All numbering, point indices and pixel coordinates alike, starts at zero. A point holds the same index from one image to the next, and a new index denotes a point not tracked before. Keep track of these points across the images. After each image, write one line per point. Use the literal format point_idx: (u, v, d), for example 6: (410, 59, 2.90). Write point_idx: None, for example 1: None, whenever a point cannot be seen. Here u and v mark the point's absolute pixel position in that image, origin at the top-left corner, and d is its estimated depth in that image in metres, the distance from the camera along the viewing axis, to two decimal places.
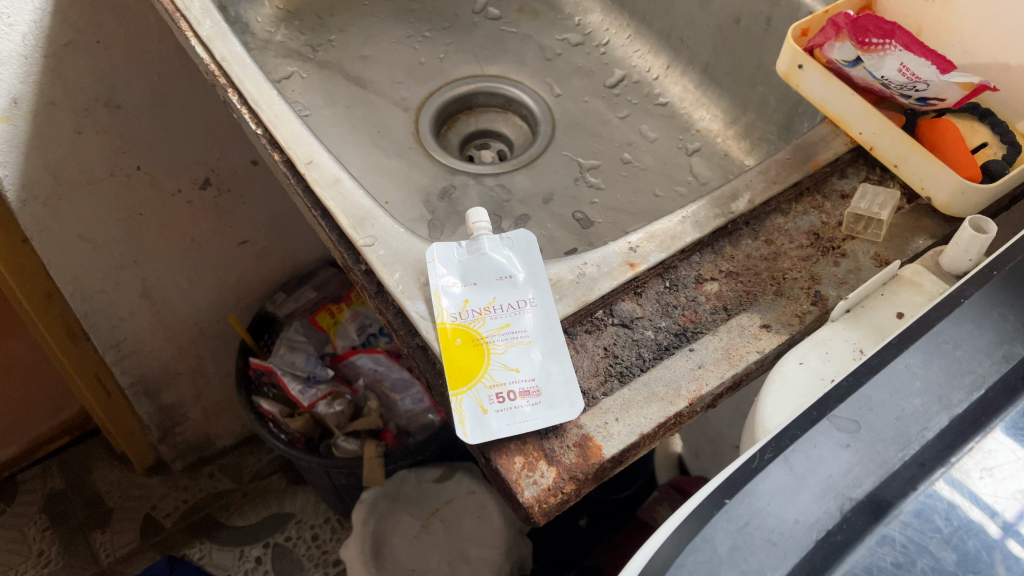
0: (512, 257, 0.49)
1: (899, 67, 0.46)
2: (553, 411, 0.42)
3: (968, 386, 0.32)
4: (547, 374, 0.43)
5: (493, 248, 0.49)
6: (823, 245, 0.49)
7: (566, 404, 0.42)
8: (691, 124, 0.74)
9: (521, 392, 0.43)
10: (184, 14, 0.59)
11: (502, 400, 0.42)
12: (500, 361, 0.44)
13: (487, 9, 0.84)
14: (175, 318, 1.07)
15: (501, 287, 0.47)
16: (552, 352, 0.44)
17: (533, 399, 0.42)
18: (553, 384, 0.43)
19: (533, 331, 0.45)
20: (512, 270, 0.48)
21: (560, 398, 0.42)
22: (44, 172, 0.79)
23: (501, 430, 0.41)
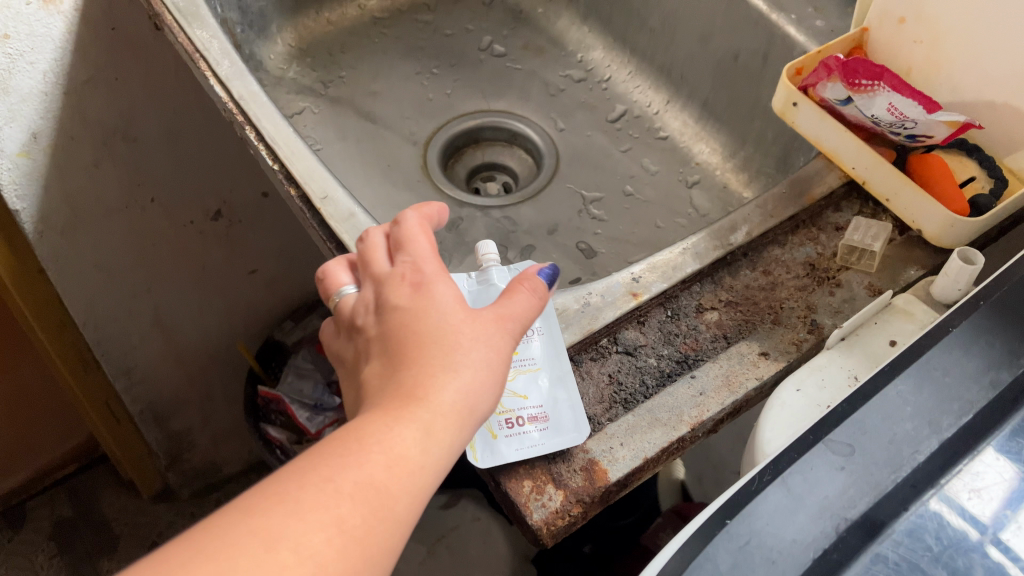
0: None
1: (888, 106, 0.48)
2: (560, 436, 0.43)
3: (956, 412, 0.33)
4: (554, 401, 0.45)
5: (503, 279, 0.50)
6: (818, 275, 0.50)
7: (573, 429, 0.43)
8: (691, 157, 0.76)
9: (529, 418, 0.44)
10: (203, 55, 0.61)
11: (511, 425, 0.44)
12: (509, 387, 0.46)
13: (492, 46, 0.87)
14: (185, 346, 1.08)
15: None
16: (559, 379, 0.46)
17: (540, 424, 0.44)
18: (560, 411, 0.45)
19: (541, 359, 0.47)
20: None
21: (568, 424, 0.44)
22: (62, 204, 0.81)
23: (510, 454, 0.43)
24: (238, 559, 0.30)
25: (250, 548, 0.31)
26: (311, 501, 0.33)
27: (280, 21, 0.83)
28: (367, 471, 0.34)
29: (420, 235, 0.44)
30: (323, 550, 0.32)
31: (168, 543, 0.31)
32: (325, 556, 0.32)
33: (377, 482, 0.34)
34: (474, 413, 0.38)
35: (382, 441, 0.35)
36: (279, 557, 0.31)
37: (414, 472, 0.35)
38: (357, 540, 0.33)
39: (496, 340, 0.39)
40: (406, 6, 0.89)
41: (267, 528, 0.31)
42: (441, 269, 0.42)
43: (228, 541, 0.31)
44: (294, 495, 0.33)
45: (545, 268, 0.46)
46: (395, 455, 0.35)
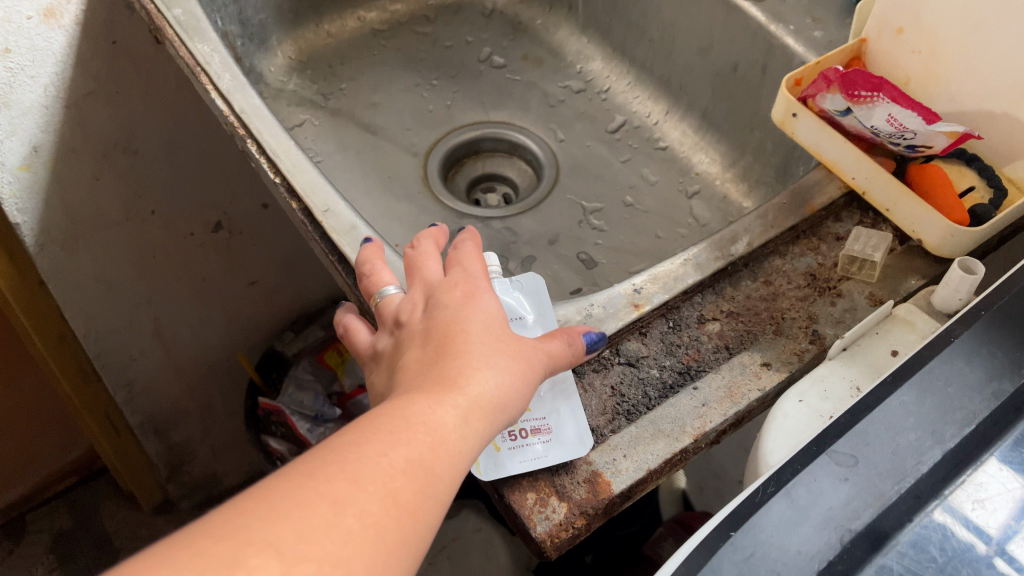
0: (523, 299, 0.50)
1: (887, 117, 0.48)
2: (564, 449, 0.43)
3: (959, 422, 0.33)
4: (555, 413, 0.45)
5: (505, 291, 0.50)
6: (819, 285, 0.51)
7: (576, 441, 0.44)
8: (690, 168, 0.76)
9: (532, 430, 0.44)
10: (204, 68, 0.61)
11: (514, 437, 0.44)
12: None
13: (492, 58, 0.87)
14: (185, 357, 1.08)
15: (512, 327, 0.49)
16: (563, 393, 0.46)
17: (543, 436, 0.44)
18: (563, 423, 0.44)
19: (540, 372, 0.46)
20: (523, 311, 0.49)
21: (571, 435, 0.44)
22: (63, 216, 0.81)
23: (514, 467, 0.43)
24: (305, 519, 0.31)
25: (317, 510, 0.31)
26: (370, 471, 0.34)
27: (280, 33, 0.83)
28: (417, 446, 0.35)
29: (472, 255, 0.46)
30: (382, 518, 0.32)
31: (232, 504, 0.32)
32: (381, 523, 0.32)
33: (425, 459, 0.35)
34: (507, 412, 0.40)
35: (429, 421, 0.36)
36: (342, 521, 0.31)
37: (456, 455, 0.37)
38: (409, 511, 0.33)
39: (530, 351, 0.42)
40: (406, 17, 0.89)
41: (333, 492, 0.32)
42: (485, 284, 0.44)
43: (295, 502, 0.31)
44: (353, 464, 0.34)
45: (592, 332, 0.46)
46: (440, 436, 0.36)
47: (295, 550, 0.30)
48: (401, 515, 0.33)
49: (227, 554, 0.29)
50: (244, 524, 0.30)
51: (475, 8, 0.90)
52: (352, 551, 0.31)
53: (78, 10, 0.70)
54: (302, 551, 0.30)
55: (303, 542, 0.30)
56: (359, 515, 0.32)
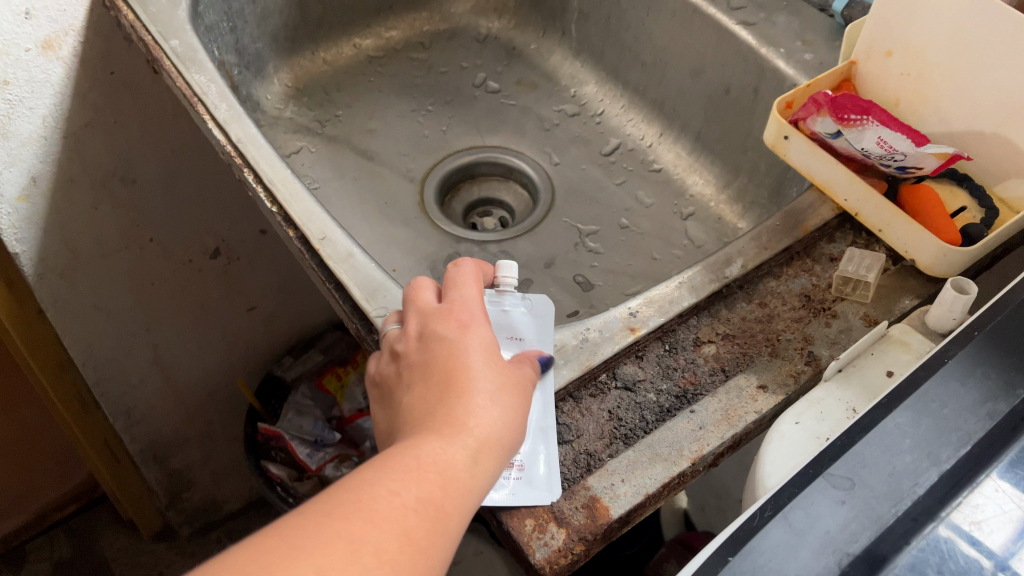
0: (528, 321, 0.50)
1: (877, 140, 0.49)
2: (531, 492, 0.43)
3: (955, 443, 0.33)
4: (533, 452, 0.44)
5: (514, 308, 0.50)
6: (814, 306, 0.51)
7: (545, 486, 0.43)
8: (685, 190, 0.77)
9: (505, 464, 0.44)
10: (202, 98, 0.62)
11: None
12: None
13: (487, 83, 0.88)
14: (184, 383, 1.09)
15: (508, 348, 0.49)
16: (542, 432, 0.45)
17: (514, 474, 0.43)
18: (536, 463, 0.44)
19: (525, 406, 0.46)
20: (522, 333, 0.49)
21: (540, 479, 0.43)
22: (61, 245, 0.81)
23: (480, 501, 0.42)
24: (325, 560, 0.33)
25: (336, 551, 0.33)
26: (384, 513, 0.35)
27: (277, 61, 0.84)
28: (428, 487, 0.37)
29: (469, 280, 0.47)
30: (396, 557, 0.34)
31: (257, 540, 0.34)
32: (396, 562, 0.34)
33: (436, 498, 0.37)
34: (509, 446, 0.41)
35: (438, 461, 0.38)
36: (359, 561, 0.33)
37: (465, 494, 0.38)
38: (421, 550, 0.35)
39: (526, 388, 0.43)
40: (401, 44, 0.90)
41: (350, 534, 0.34)
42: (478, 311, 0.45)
43: (314, 544, 0.33)
44: (368, 508, 0.35)
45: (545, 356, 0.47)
46: (449, 474, 0.38)
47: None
48: (415, 554, 0.35)
49: None
50: (269, 562, 0.32)
51: (470, 34, 0.92)
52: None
53: (76, 41, 0.70)
54: None
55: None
56: (376, 554, 0.34)
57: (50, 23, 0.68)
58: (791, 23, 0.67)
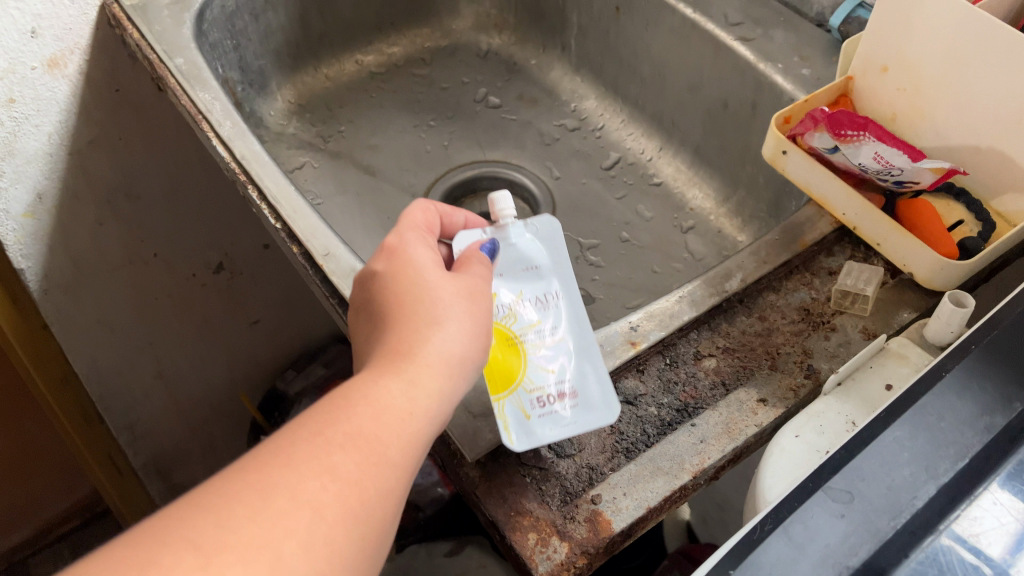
0: (536, 245, 0.49)
1: (874, 155, 0.49)
2: (591, 415, 0.46)
3: (952, 456, 0.33)
4: (581, 373, 0.47)
5: (518, 235, 0.49)
6: (813, 320, 0.51)
7: (603, 407, 0.46)
8: (685, 203, 0.78)
9: (559, 395, 0.46)
10: (206, 116, 0.63)
11: (543, 404, 0.46)
12: (535, 361, 0.47)
13: (488, 98, 0.89)
14: (187, 397, 1.09)
15: (528, 279, 0.49)
16: (582, 352, 0.47)
17: (568, 401, 0.46)
18: (588, 387, 0.47)
19: (563, 332, 0.48)
20: (538, 259, 0.49)
21: (597, 401, 0.46)
22: (66, 261, 0.82)
23: (545, 437, 0.45)
24: (230, 510, 0.30)
25: (247, 499, 0.31)
26: (305, 452, 0.33)
27: (280, 78, 0.85)
28: (357, 420, 0.35)
29: (416, 211, 0.48)
30: (320, 493, 0.32)
31: (165, 509, 0.31)
32: (321, 500, 0.32)
33: (368, 431, 0.35)
34: (458, 369, 0.40)
35: (369, 393, 0.37)
36: (272, 505, 0.31)
37: (405, 423, 0.37)
38: (353, 483, 0.33)
39: (470, 311, 0.42)
40: (403, 60, 0.91)
41: (264, 479, 0.32)
42: (419, 235, 0.46)
43: (223, 496, 0.31)
44: (285, 450, 0.33)
45: (491, 241, 0.48)
46: (381, 405, 0.36)
47: (217, 542, 0.29)
48: (344, 488, 0.33)
49: (141, 552, 0.28)
50: (166, 525, 0.30)
51: (471, 50, 0.93)
52: (288, 530, 0.31)
53: (81, 60, 0.71)
54: (225, 536, 0.29)
55: (228, 531, 0.30)
56: (293, 494, 0.31)
57: (55, 42, 0.69)
58: (788, 38, 0.68)
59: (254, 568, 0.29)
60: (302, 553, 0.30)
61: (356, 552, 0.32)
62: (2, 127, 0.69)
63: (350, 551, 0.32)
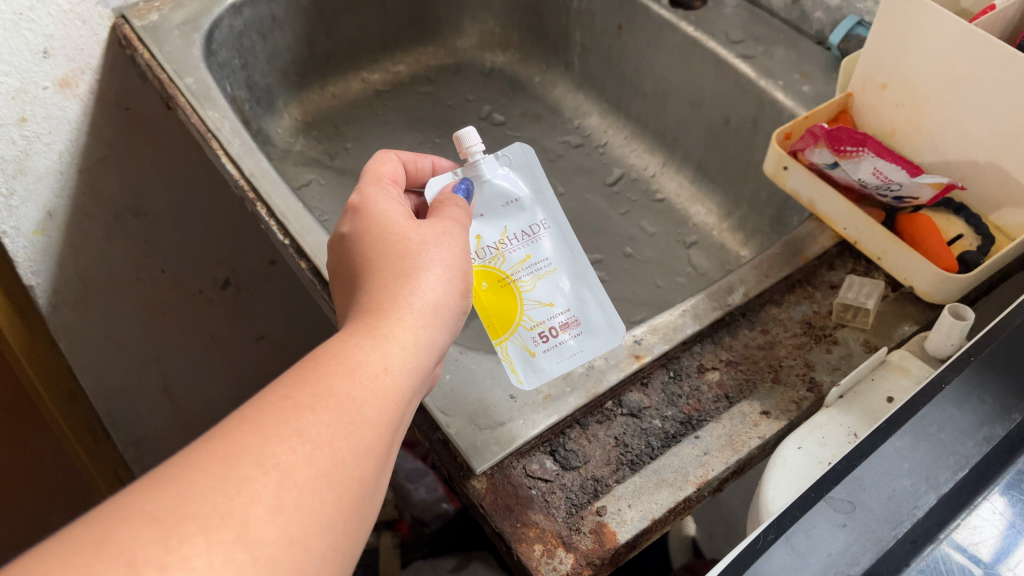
0: (512, 178, 0.50)
1: (873, 171, 0.50)
2: (596, 341, 0.50)
3: (952, 467, 0.34)
4: (581, 299, 0.50)
5: (492, 171, 0.50)
6: (815, 333, 0.52)
7: (608, 331, 0.50)
8: (688, 218, 0.78)
9: (561, 326, 0.49)
10: (215, 134, 0.64)
11: (546, 338, 0.49)
12: (533, 297, 0.49)
13: (492, 115, 0.90)
14: (193, 413, 1.10)
15: (510, 213, 0.50)
16: (579, 277, 0.50)
17: (572, 330, 0.49)
18: (589, 313, 0.50)
19: (555, 259, 0.50)
20: (517, 191, 0.50)
21: (600, 326, 0.50)
22: (74, 278, 0.83)
23: (553, 371, 0.49)
24: (193, 480, 0.29)
25: (210, 469, 0.30)
26: (270, 418, 0.32)
27: (287, 96, 0.86)
28: (326, 381, 0.35)
29: (380, 166, 0.49)
30: (287, 456, 0.31)
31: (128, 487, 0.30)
32: (288, 464, 0.31)
33: (339, 391, 0.35)
34: (430, 329, 0.40)
35: (337, 355, 0.36)
36: (237, 472, 0.30)
37: (378, 382, 0.36)
38: (323, 442, 0.33)
39: (443, 269, 0.43)
40: (408, 78, 0.93)
41: (229, 447, 0.31)
42: (386, 197, 0.46)
43: (185, 468, 0.30)
44: (251, 416, 0.32)
45: (464, 183, 0.49)
46: (352, 363, 0.36)
47: (177, 513, 0.28)
48: (314, 449, 0.32)
49: (99, 527, 0.27)
50: (127, 498, 0.29)
51: (475, 68, 0.94)
52: (253, 496, 0.30)
53: (92, 80, 0.72)
54: (187, 506, 0.28)
55: (189, 501, 0.29)
56: (259, 461, 0.31)
57: (67, 62, 0.70)
58: (788, 56, 0.69)
59: (218, 537, 0.28)
60: (269, 518, 0.30)
61: (330, 517, 0.32)
62: (15, 145, 0.70)
63: (323, 516, 0.31)
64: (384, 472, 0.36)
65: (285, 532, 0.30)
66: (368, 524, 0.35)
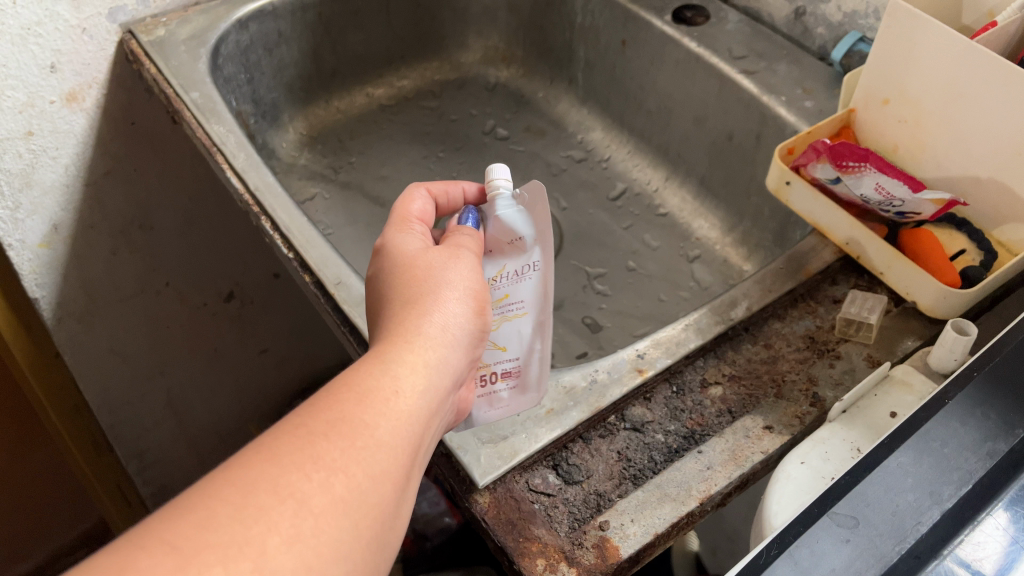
0: (524, 215, 0.47)
1: (875, 186, 0.50)
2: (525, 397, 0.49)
3: (956, 482, 0.33)
4: (530, 352, 0.48)
5: (505, 206, 0.47)
6: (818, 348, 0.52)
7: (535, 391, 0.49)
8: (691, 233, 0.79)
9: (502, 373, 0.48)
10: (220, 148, 0.64)
11: (484, 382, 0.48)
12: (492, 337, 0.48)
13: (496, 130, 0.91)
14: (195, 425, 1.10)
15: (511, 251, 0.48)
16: (540, 328, 0.49)
17: (511, 382, 0.49)
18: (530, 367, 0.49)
19: (528, 303, 0.48)
20: (523, 230, 0.47)
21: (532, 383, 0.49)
22: (79, 291, 0.83)
23: (481, 421, 0.48)
24: (210, 509, 0.30)
25: (228, 498, 0.30)
26: (285, 447, 0.33)
27: (293, 111, 0.87)
28: (340, 408, 0.35)
29: (408, 204, 0.49)
30: (302, 485, 0.32)
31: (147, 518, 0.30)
32: (304, 492, 0.31)
33: (352, 416, 0.35)
34: (444, 352, 0.40)
35: (350, 381, 0.36)
36: (254, 501, 0.30)
37: (392, 407, 0.36)
38: (337, 469, 0.33)
39: (458, 296, 0.43)
40: (412, 93, 0.93)
41: (245, 475, 0.31)
42: (408, 235, 0.46)
43: (203, 495, 0.30)
44: (265, 444, 0.33)
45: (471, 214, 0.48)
46: (365, 389, 0.36)
47: (196, 543, 0.28)
48: (328, 477, 0.32)
49: (117, 556, 0.28)
50: (147, 527, 0.29)
51: (479, 83, 0.94)
52: (270, 525, 0.30)
53: (99, 94, 0.73)
54: (204, 535, 0.29)
55: (207, 530, 0.29)
56: (275, 490, 0.31)
57: (74, 77, 0.70)
58: (791, 72, 0.70)
59: (236, 567, 0.28)
60: (286, 547, 0.30)
61: (348, 543, 0.32)
62: (22, 159, 0.71)
63: (341, 543, 0.32)
64: (404, 495, 0.36)
65: (303, 559, 0.30)
66: (389, 547, 0.35)
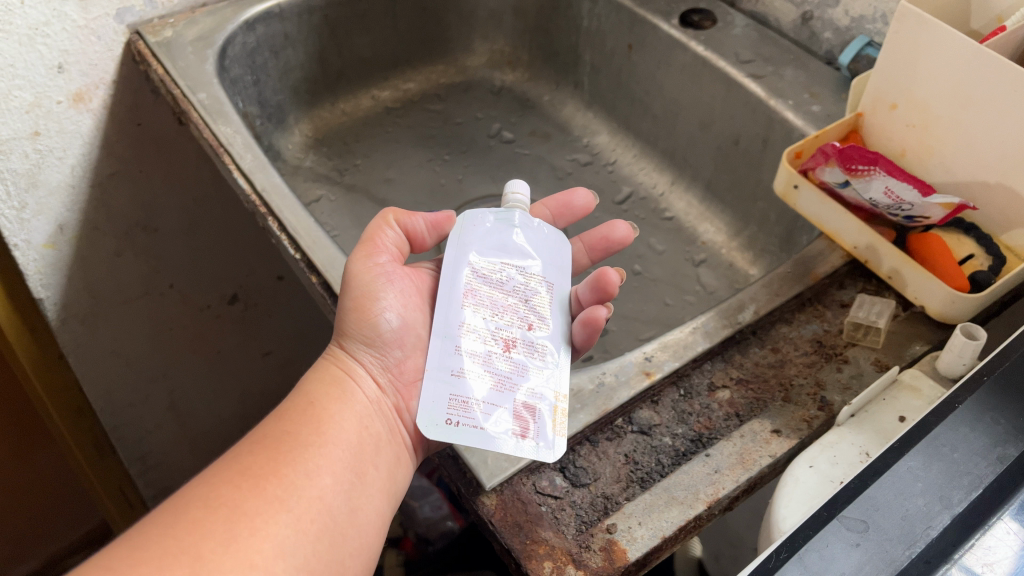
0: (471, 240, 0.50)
1: (885, 190, 0.50)
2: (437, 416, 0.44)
3: (966, 487, 0.33)
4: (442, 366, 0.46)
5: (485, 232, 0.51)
6: (826, 352, 0.52)
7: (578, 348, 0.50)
8: (697, 237, 0.78)
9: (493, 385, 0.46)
10: (227, 149, 0.64)
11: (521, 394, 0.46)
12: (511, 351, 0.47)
13: (502, 133, 0.91)
14: (197, 427, 1.10)
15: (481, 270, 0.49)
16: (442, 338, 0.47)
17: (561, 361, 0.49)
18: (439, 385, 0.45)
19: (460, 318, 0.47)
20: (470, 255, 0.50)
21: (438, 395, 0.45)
22: (83, 292, 0.83)
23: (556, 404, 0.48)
24: (149, 533, 0.37)
25: (165, 521, 0.38)
26: (216, 474, 0.41)
27: (298, 113, 0.87)
28: (261, 435, 0.43)
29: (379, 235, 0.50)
30: (231, 495, 0.39)
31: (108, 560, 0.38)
32: (232, 501, 0.39)
33: (273, 437, 0.43)
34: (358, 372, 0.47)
35: (273, 415, 0.45)
36: (187, 517, 0.38)
37: (310, 417, 0.44)
38: (259, 477, 0.40)
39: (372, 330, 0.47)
40: (418, 96, 0.93)
41: (180, 503, 0.39)
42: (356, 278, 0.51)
43: (146, 526, 0.38)
44: (203, 477, 0.41)
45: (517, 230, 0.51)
46: (283, 416, 0.45)
47: (134, 558, 0.35)
48: (255, 483, 0.40)
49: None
50: (101, 554, 0.36)
51: (484, 86, 0.94)
52: (203, 533, 0.37)
53: (105, 95, 0.73)
54: (143, 549, 0.36)
55: (145, 547, 0.36)
56: (206, 505, 0.38)
57: (81, 77, 0.70)
58: (798, 77, 0.70)
59: (173, 570, 0.35)
60: (220, 547, 0.37)
61: (288, 534, 0.39)
62: (28, 159, 0.71)
63: (278, 535, 0.38)
64: (351, 487, 0.43)
65: (241, 553, 0.37)
66: (349, 532, 0.41)
